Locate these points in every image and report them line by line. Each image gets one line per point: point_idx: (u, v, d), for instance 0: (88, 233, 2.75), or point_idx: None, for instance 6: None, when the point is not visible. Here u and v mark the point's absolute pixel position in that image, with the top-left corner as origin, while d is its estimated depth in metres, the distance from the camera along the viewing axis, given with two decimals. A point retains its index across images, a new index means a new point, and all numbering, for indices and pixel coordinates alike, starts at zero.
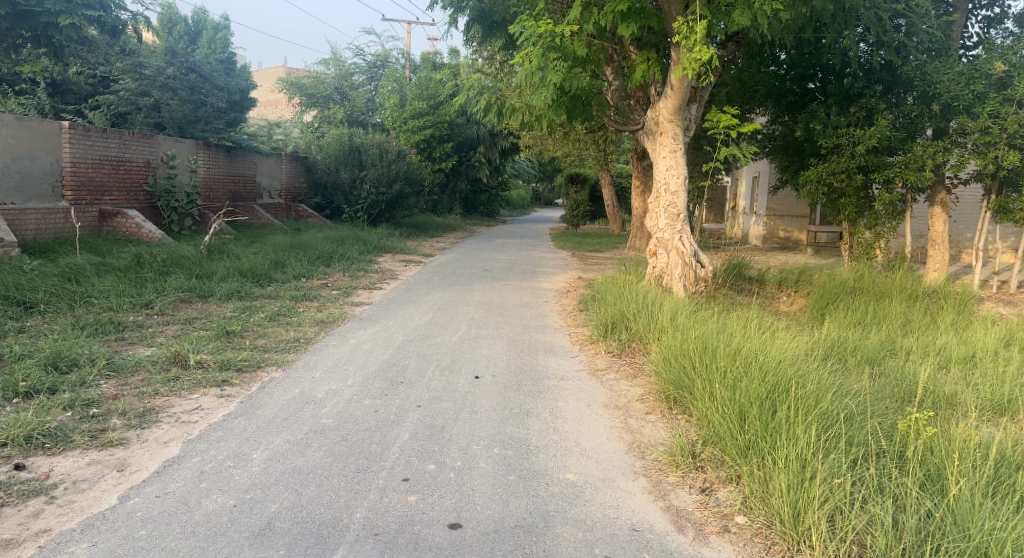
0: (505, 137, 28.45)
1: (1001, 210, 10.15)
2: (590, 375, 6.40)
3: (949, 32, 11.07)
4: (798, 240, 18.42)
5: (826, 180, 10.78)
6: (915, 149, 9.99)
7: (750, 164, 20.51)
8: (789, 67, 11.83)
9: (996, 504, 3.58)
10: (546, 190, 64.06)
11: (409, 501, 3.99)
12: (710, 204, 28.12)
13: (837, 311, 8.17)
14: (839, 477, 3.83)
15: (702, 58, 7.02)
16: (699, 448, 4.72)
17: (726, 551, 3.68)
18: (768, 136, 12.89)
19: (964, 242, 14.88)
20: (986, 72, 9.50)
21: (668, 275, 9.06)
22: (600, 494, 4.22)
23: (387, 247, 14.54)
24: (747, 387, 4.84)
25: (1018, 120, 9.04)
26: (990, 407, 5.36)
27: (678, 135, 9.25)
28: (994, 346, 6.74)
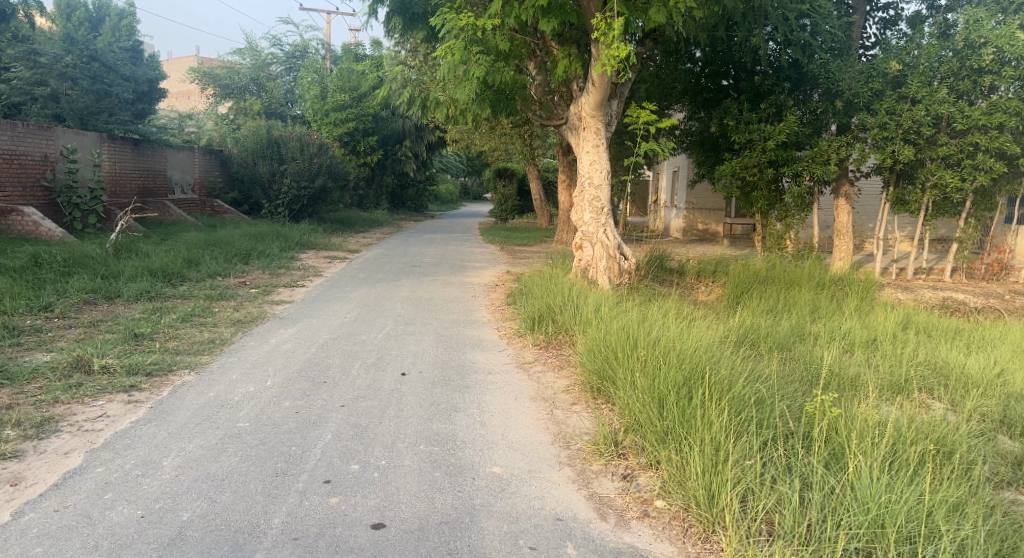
0: (431, 130, 28.49)
1: (898, 201, 10.84)
2: (517, 368, 6.45)
3: (850, 33, 11.72)
4: (716, 232, 19.07)
5: (740, 173, 11.24)
6: (822, 144, 10.42)
7: (670, 159, 21.08)
8: (703, 65, 12.15)
9: (892, 477, 3.82)
10: (475, 185, 64.16)
11: (331, 503, 3.90)
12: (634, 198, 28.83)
13: (751, 299, 8.52)
14: (750, 459, 4.00)
15: (620, 55, 7.17)
16: (621, 436, 4.83)
17: (645, 536, 3.77)
18: (686, 132, 13.24)
19: (867, 231, 15.83)
20: (883, 70, 10.13)
21: (594, 268, 9.19)
22: (526, 485, 4.26)
23: (310, 243, 14.20)
24: (666, 376, 4.99)
25: (912, 117, 9.74)
26: (890, 386, 5.71)
27: (600, 130, 9.41)
28: (893, 330, 7.19)
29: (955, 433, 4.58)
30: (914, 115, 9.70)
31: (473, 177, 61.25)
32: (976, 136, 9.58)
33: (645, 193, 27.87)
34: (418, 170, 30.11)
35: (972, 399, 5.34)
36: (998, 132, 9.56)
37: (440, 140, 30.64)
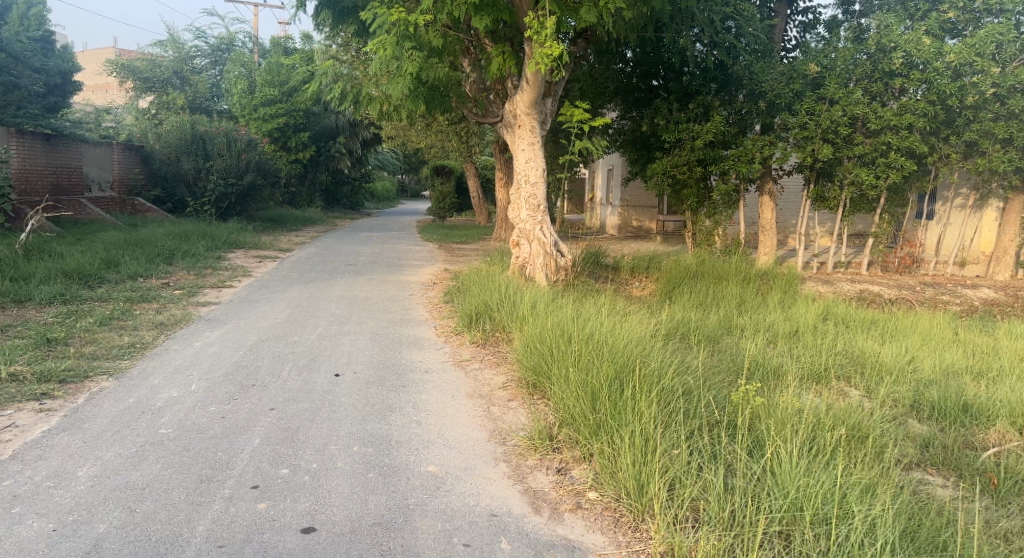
0: (365, 126, 28.09)
1: (818, 199, 11.34)
2: (454, 366, 6.42)
3: (772, 35, 12.17)
4: (649, 229, 19.50)
5: (670, 172, 11.50)
6: (746, 143, 10.92)
7: (605, 157, 21.36)
8: (634, 65, 12.27)
9: (810, 461, 4.00)
10: (413, 182, 63.74)
11: (259, 509, 3.80)
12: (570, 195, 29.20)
13: (682, 294, 8.74)
14: (678, 448, 4.11)
15: (553, 54, 7.24)
16: (557, 431, 4.88)
17: (578, 527, 3.83)
18: (618, 130, 13.42)
19: (790, 227, 16.50)
20: (803, 72, 10.61)
21: (531, 265, 9.25)
22: (462, 483, 4.25)
23: (238, 242, 13.75)
24: (598, 370, 5.07)
25: (830, 117, 10.23)
26: (810, 375, 5.97)
27: (535, 128, 9.46)
28: (814, 321, 7.53)
29: (869, 419, 4.83)
30: (831, 115, 10.20)
31: (410, 175, 60.78)
32: (889, 136, 10.16)
33: (581, 191, 28.28)
34: (353, 167, 29.57)
35: (885, 385, 5.65)
36: (908, 132, 10.15)
37: (375, 136, 30.20)
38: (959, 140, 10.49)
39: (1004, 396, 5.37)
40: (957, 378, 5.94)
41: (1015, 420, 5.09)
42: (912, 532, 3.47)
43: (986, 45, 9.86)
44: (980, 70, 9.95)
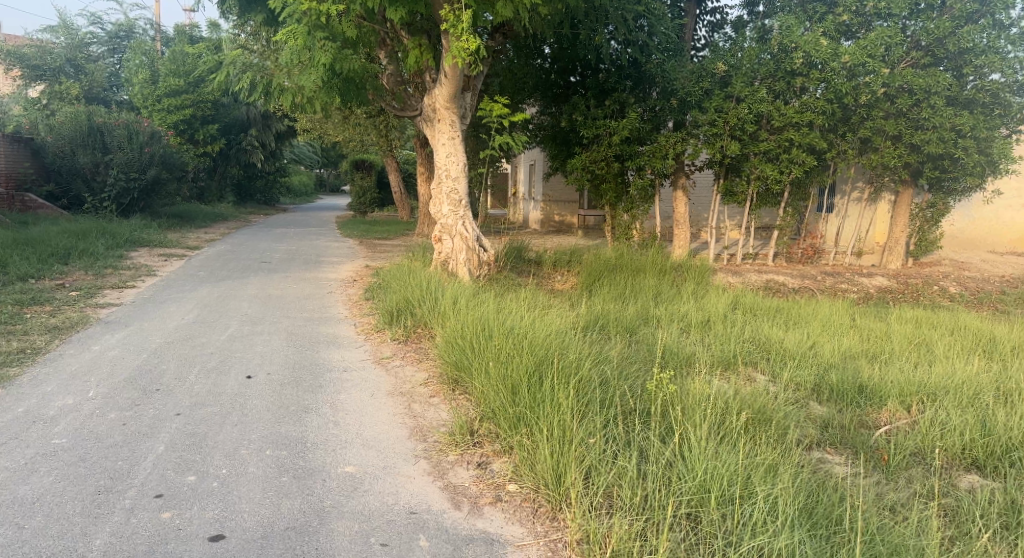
0: (279, 119, 27.28)
1: (728, 193, 11.83)
2: (375, 363, 6.30)
3: (682, 34, 12.57)
4: (571, 223, 19.81)
5: (589, 167, 11.67)
6: (660, 140, 11.29)
7: (526, 152, 21.53)
8: (552, 61, 12.34)
9: (718, 445, 4.17)
10: (332, 176, 62.45)
11: (163, 518, 3.63)
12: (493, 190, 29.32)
13: (602, 287, 8.91)
14: (593, 438, 4.20)
15: (469, 47, 7.21)
16: (477, 425, 4.86)
17: (497, 520, 3.85)
18: (538, 126, 13.51)
19: (702, 220, 17.14)
20: (711, 71, 11.02)
21: (454, 260, 9.19)
22: (380, 482, 4.19)
23: (141, 241, 13.06)
24: (518, 364, 5.10)
25: (737, 115, 10.67)
26: (721, 361, 6.24)
27: (455, 122, 9.40)
28: (724, 311, 7.86)
29: (773, 403, 5.07)
30: (739, 113, 10.65)
31: (329, 169, 59.50)
32: (791, 133, 10.68)
33: (504, 185, 28.45)
34: (266, 160, 28.61)
35: (789, 370, 5.95)
36: (808, 129, 10.70)
37: (290, 129, 29.24)
38: (855, 136, 11.28)
39: (893, 376, 5.75)
40: (853, 360, 6.33)
41: (904, 398, 5.44)
42: (811, 508, 3.67)
43: (876, 47, 10.46)
44: (872, 71, 10.57)
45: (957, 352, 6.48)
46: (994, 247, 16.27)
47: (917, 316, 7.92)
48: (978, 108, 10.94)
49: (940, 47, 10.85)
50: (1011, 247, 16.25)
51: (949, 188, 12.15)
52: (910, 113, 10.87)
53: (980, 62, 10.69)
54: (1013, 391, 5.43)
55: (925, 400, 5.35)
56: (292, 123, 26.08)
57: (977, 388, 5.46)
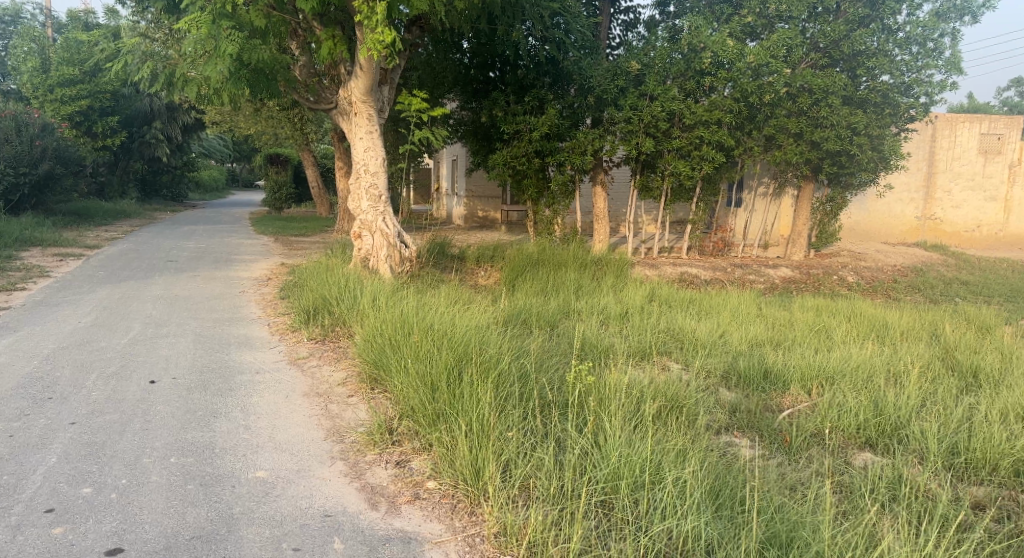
0: (186, 111, 26.12)
1: (644, 188, 12.16)
2: (289, 364, 6.11)
3: (598, 32, 12.80)
4: (494, 218, 19.85)
5: (510, 163, 11.68)
6: (579, 136, 11.49)
7: (447, 148, 21.49)
8: (471, 57, 12.29)
9: (633, 433, 4.28)
10: (245, 171, 60.46)
11: (54, 534, 3.41)
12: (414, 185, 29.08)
13: (525, 282, 8.98)
14: (512, 431, 4.23)
15: (385, 40, 7.10)
16: (396, 423, 4.78)
17: (415, 518, 3.81)
18: (459, 121, 13.45)
19: (621, 215, 17.56)
20: (626, 69, 11.28)
21: (375, 256, 9.05)
22: (293, 486, 4.06)
23: (32, 239, 12.21)
24: (438, 360, 5.05)
25: (651, 113, 10.99)
26: (638, 351, 6.42)
27: (372, 116, 9.22)
28: (642, 303, 8.10)
29: (685, 390, 5.28)
30: (652, 111, 10.97)
31: (242, 164, 57.54)
32: (701, 131, 11.09)
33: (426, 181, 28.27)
34: (171, 155, 27.82)
35: (700, 358, 6.18)
36: (717, 127, 11.16)
37: (197, 121, 28.66)
38: (760, 134, 11.78)
39: (795, 362, 6.06)
40: (760, 348, 6.65)
41: (805, 382, 5.75)
42: (718, 490, 3.82)
43: (778, 48, 10.89)
44: (774, 71, 11.06)
45: (854, 337, 6.91)
46: (886, 238, 17.46)
47: (818, 304, 8.40)
48: (870, 107, 11.64)
49: (836, 49, 11.51)
50: (901, 238, 17.49)
51: (846, 183, 12.91)
52: (810, 112, 11.47)
53: (871, 64, 11.37)
54: (902, 372, 5.82)
55: (824, 384, 5.67)
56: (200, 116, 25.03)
57: (870, 371, 5.82)
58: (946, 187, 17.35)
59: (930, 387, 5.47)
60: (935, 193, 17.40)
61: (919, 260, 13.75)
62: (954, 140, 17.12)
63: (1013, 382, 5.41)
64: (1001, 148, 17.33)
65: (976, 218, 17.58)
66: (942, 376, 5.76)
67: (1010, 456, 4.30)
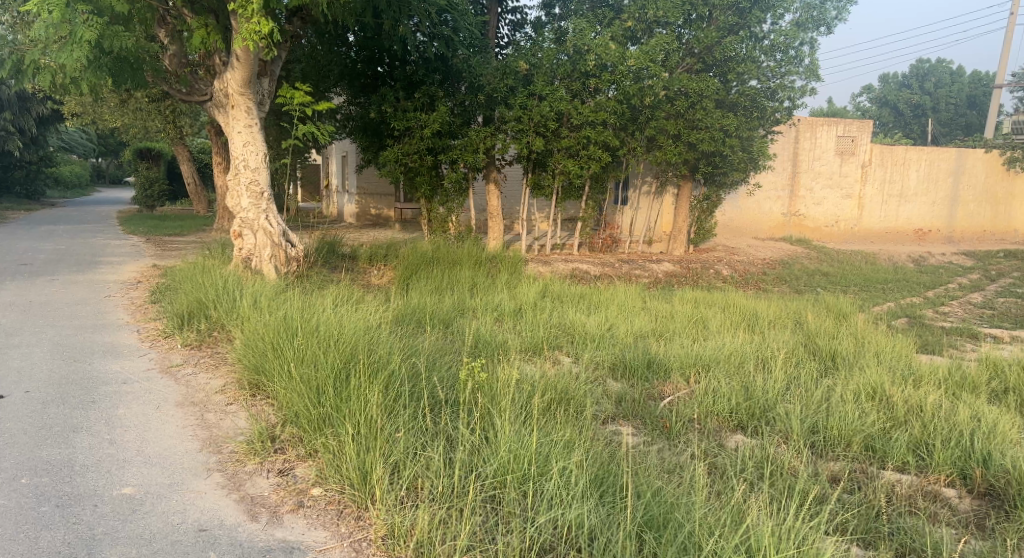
0: (38, 99, 23.95)
1: (536, 186, 12.37)
2: (161, 373, 5.73)
3: (486, 31, 12.89)
4: (387, 216, 19.59)
5: (402, 160, 11.52)
6: (471, 134, 11.51)
7: (336, 143, 20.89)
8: (358, 50, 11.95)
9: (523, 427, 4.35)
10: (112, 165, 56.16)
11: None
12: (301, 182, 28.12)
13: (419, 281, 8.88)
14: (400, 432, 4.16)
15: (262, 30, 6.87)
16: (279, 430, 4.58)
17: (299, 527, 3.67)
18: (346, 116, 13.09)
19: (514, 212, 17.81)
20: (514, 69, 11.26)
21: (257, 256, 8.67)
22: (164, 502, 3.82)
23: None
24: (324, 362, 4.90)
25: (540, 112, 11.19)
26: (531, 346, 6.53)
27: (251, 110, 8.81)
28: (534, 299, 8.25)
29: (575, 383, 5.46)
30: (541, 110, 11.16)
31: (109, 158, 53.38)
32: (588, 131, 11.45)
33: (315, 178, 27.43)
34: (23, 147, 25.48)
35: (589, 352, 6.39)
36: (602, 128, 11.57)
37: (54, 112, 26.44)
38: (642, 135, 12.26)
39: (675, 352, 6.38)
40: (645, 339, 6.94)
41: (684, 370, 6.06)
42: (602, 477, 3.96)
43: (657, 52, 11.33)
44: (654, 74, 11.50)
45: (728, 326, 7.37)
46: (757, 234, 18.64)
47: (696, 296, 8.88)
48: (740, 110, 12.47)
49: (709, 54, 12.20)
50: (770, 233, 18.73)
51: (721, 182, 13.75)
52: (687, 114, 12.07)
53: (740, 70, 12.13)
54: (769, 358, 6.26)
55: (700, 371, 6.00)
56: (55, 105, 23.01)
57: (742, 358, 6.22)
58: (809, 185, 18.79)
59: (793, 372, 5.90)
60: (799, 191, 18.78)
61: (785, 253, 14.84)
62: (814, 142, 18.53)
63: (863, 364, 5.95)
64: (854, 149, 18.96)
65: (834, 214, 19.15)
66: (805, 360, 6.25)
67: (861, 432, 4.70)
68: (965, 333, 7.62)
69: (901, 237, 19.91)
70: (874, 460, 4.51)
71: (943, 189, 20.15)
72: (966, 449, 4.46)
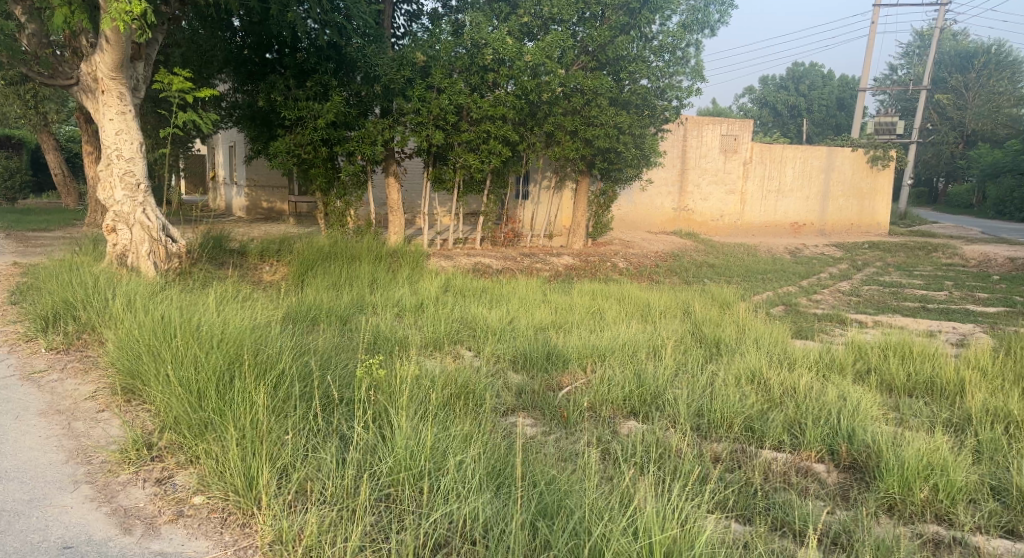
0: None
1: (437, 180, 12.19)
2: (22, 381, 5.25)
3: (382, 21, 12.64)
4: (281, 210, 18.97)
5: (294, 151, 11.12)
6: (368, 126, 11.26)
7: (223, 133, 19.88)
8: (244, 35, 11.42)
9: (419, 423, 4.31)
10: None
11: None
12: (187, 175, 26.63)
13: (315, 276, 8.62)
14: (288, 434, 4.02)
15: (132, 10, 6.43)
16: (155, 437, 4.29)
17: (178, 538, 3.47)
18: (232, 104, 12.50)
19: (415, 206, 17.68)
20: (412, 61, 11.08)
21: (133, 253, 8.15)
22: (22, 520, 3.51)
23: None
24: (206, 364, 4.64)
25: (439, 105, 11.16)
26: (433, 342, 6.49)
27: (124, 96, 8.23)
28: (435, 293, 8.20)
29: (475, 376, 5.48)
30: (440, 103, 11.15)
31: None
32: (487, 125, 11.52)
33: (201, 170, 26.06)
34: None
35: (490, 345, 6.41)
36: (501, 122, 11.68)
37: None
38: (540, 130, 12.43)
39: (574, 342, 6.53)
40: (545, 331, 7.05)
41: (581, 360, 6.21)
42: (499, 469, 3.99)
43: (553, 49, 11.50)
44: (550, 70, 11.65)
45: (622, 317, 7.61)
46: (649, 227, 19.41)
47: (594, 288, 9.11)
48: (632, 108, 12.91)
49: (603, 53, 12.49)
50: (661, 227, 19.53)
51: (616, 177, 14.21)
52: (583, 111, 12.37)
53: (632, 69, 12.59)
54: (660, 346, 6.52)
55: (596, 360, 6.18)
56: None
57: (634, 347, 6.43)
58: (696, 182, 19.71)
59: (682, 359, 6.17)
60: (687, 187, 19.66)
61: (676, 246, 15.51)
62: (700, 140, 19.46)
63: (744, 350, 6.31)
64: (736, 147, 19.97)
65: (720, 209, 20.19)
66: (693, 347, 6.56)
67: (742, 414, 4.99)
68: (834, 318, 8.22)
69: (780, 230, 21.26)
70: (754, 440, 4.78)
71: (816, 185, 21.65)
72: (834, 427, 4.80)
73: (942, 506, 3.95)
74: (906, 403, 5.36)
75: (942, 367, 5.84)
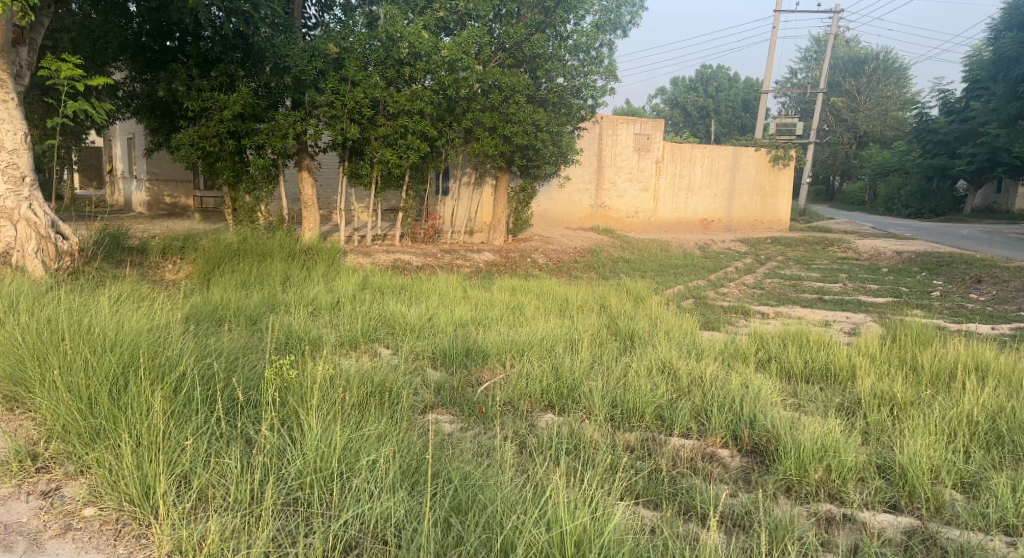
0: None
1: (353, 175, 12.05)
2: None
3: (292, 11, 12.28)
4: (185, 206, 18.21)
5: (199, 143, 10.62)
6: (278, 118, 10.90)
7: (121, 124, 18.77)
8: (142, 21, 10.85)
9: (330, 423, 4.22)
10: None
11: None
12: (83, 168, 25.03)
13: (223, 274, 8.30)
14: (188, 439, 3.85)
15: None
16: (41, 447, 4.02)
17: (64, 554, 3.26)
18: (129, 94, 11.86)
19: (332, 203, 17.37)
20: (323, 52, 10.91)
21: (18, 251, 7.63)
22: None
23: None
24: (98, 369, 4.38)
25: (353, 98, 10.93)
26: (348, 341, 6.37)
27: (5, 83, 7.64)
28: (352, 291, 8.04)
29: (392, 374, 5.42)
30: (355, 96, 10.94)
31: None
32: (405, 120, 11.39)
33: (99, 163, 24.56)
34: None
35: (409, 343, 6.36)
36: (419, 117, 11.54)
37: None
38: (459, 126, 12.39)
39: (492, 338, 6.55)
40: (465, 327, 7.05)
41: (501, 355, 6.25)
42: (413, 466, 3.96)
43: (469, 45, 11.47)
44: (467, 66, 11.62)
45: (542, 312, 7.70)
46: (567, 224, 19.71)
47: (514, 284, 9.18)
48: (549, 105, 13.17)
49: (520, 50, 12.59)
50: (579, 223, 19.88)
51: (536, 174, 14.38)
52: (501, 107, 12.40)
53: (548, 67, 12.77)
54: (577, 340, 6.64)
55: (516, 355, 6.23)
56: None
57: (552, 341, 6.51)
58: (611, 178, 20.17)
59: (597, 352, 6.29)
60: (604, 184, 20.08)
61: (594, 242, 15.83)
62: (615, 138, 19.91)
63: (656, 341, 6.52)
64: (649, 146, 20.56)
65: (635, 206, 20.74)
66: (608, 340, 6.71)
67: (653, 404, 5.14)
68: (738, 310, 8.59)
69: (690, 227, 22.04)
70: (663, 428, 4.94)
71: (722, 183, 22.56)
72: (737, 414, 5.03)
73: (834, 485, 4.19)
74: (803, 390, 5.66)
75: (835, 354, 6.21)
